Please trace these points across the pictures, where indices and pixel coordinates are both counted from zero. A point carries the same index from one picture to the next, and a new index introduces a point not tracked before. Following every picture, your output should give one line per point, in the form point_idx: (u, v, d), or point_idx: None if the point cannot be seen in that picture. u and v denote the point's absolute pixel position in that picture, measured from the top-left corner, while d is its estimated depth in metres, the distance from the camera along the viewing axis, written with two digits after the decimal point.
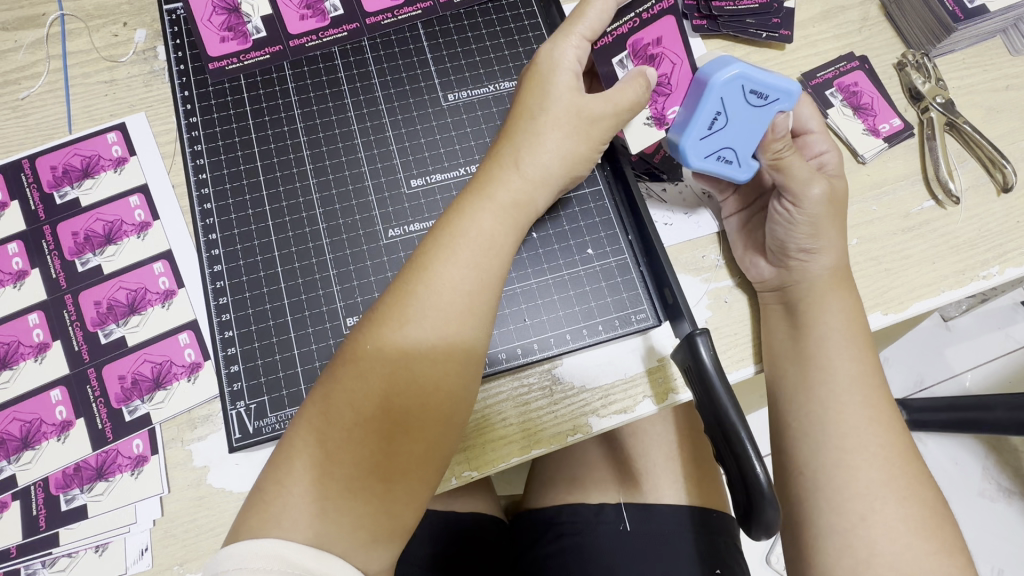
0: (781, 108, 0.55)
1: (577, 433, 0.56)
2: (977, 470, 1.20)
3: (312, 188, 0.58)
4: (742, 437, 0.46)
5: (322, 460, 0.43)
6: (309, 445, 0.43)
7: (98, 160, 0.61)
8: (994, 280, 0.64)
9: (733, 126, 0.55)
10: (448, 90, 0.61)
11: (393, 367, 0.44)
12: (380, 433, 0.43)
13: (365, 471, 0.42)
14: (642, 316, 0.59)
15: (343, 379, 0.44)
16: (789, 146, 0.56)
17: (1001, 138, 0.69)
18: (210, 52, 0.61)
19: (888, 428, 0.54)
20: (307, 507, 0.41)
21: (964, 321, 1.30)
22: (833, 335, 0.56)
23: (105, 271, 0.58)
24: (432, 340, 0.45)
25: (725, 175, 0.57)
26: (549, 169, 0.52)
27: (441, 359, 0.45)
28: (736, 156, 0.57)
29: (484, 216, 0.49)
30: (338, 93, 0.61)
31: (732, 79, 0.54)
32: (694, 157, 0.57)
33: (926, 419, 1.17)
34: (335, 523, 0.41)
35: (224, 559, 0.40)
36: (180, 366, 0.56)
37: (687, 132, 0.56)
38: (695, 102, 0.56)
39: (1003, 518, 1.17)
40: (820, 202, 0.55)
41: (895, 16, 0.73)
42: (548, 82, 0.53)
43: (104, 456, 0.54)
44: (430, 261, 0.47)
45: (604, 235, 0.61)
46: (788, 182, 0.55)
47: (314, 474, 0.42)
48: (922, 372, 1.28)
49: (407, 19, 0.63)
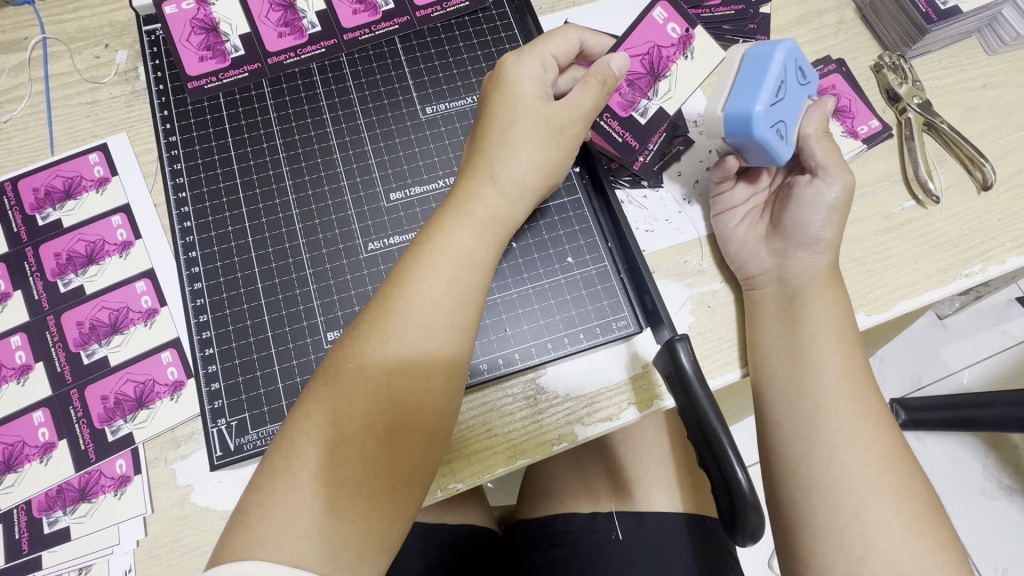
0: (807, 94, 0.59)
1: (563, 442, 0.56)
2: (977, 468, 1.20)
3: (291, 204, 0.57)
4: (724, 444, 0.46)
5: (307, 480, 0.42)
6: (293, 464, 0.43)
7: (80, 181, 0.62)
8: (976, 277, 0.65)
9: (788, 100, 0.56)
10: (426, 104, 0.60)
11: (376, 383, 0.44)
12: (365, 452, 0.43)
13: (351, 488, 0.42)
14: (623, 323, 0.58)
15: (327, 398, 0.44)
16: (819, 132, 0.59)
17: (979, 136, 0.70)
18: (188, 71, 0.59)
19: (879, 422, 0.54)
20: (291, 527, 0.41)
21: (960, 318, 1.30)
22: (815, 336, 0.56)
23: (88, 291, 0.59)
24: (413, 356, 0.45)
25: (777, 151, 0.57)
26: (525, 182, 0.52)
27: (425, 375, 0.45)
28: (785, 132, 0.57)
29: (463, 232, 0.49)
30: (318, 109, 0.60)
31: (788, 53, 0.55)
32: (763, 125, 0.54)
33: (925, 417, 1.18)
34: (317, 544, 0.41)
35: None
36: (163, 385, 0.56)
37: (759, 99, 0.54)
38: (759, 73, 0.55)
39: (1010, 518, 1.17)
40: (845, 189, 0.57)
41: (870, 18, 0.73)
42: (511, 101, 0.53)
43: (87, 476, 0.54)
44: (412, 276, 0.47)
45: (584, 243, 0.61)
46: (826, 163, 0.58)
47: (298, 496, 0.42)
48: (919, 372, 1.29)
49: (385, 33, 0.62)
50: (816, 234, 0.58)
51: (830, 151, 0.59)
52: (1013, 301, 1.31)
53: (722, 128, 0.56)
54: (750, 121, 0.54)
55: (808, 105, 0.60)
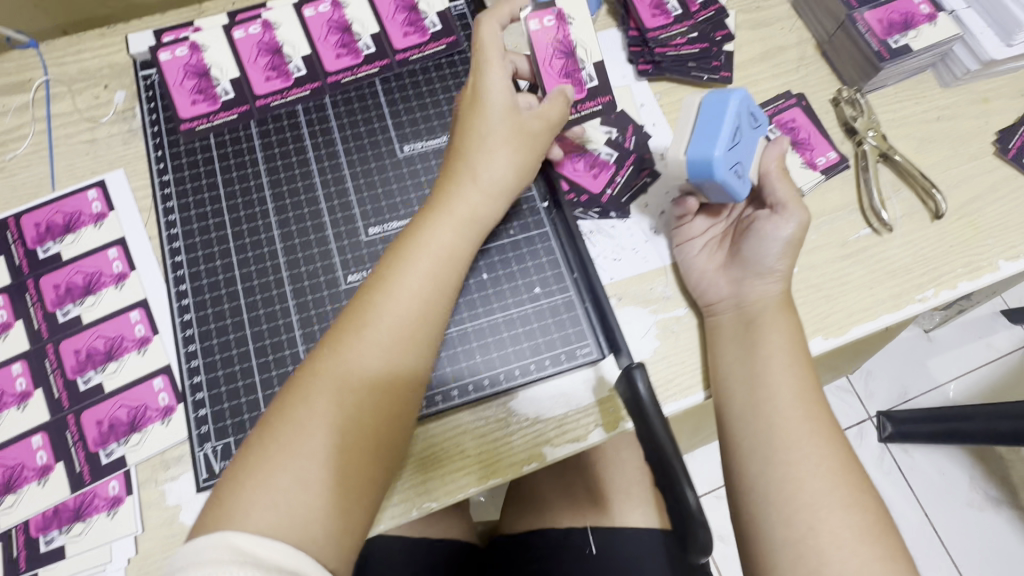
0: (763, 136, 0.64)
1: (533, 462, 0.59)
2: (964, 479, 1.36)
3: (276, 238, 0.60)
4: (674, 463, 0.48)
5: (281, 460, 0.45)
6: (270, 445, 0.46)
7: (79, 216, 0.66)
8: (929, 302, 0.68)
9: (744, 143, 0.61)
10: (404, 143, 0.64)
11: (356, 367, 0.48)
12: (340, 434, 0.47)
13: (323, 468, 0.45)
14: (587, 350, 0.62)
15: (306, 383, 0.48)
16: (778, 172, 0.63)
17: (933, 167, 0.73)
18: (180, 113, 0.63)
19: (829, 441, 0.57)
20: (266, 504, 0.44)
21: (945, 332, 1.44)
22: (769, 359, 0.59)
23: (85, 321, 0.62)
24: (389, 345, 0.50)
25: (738, 189, 0.61)
26: (501, 186, 0.56)
27: (398, 364, 0.50)
28: (743, 172, 0.61)
29: (441, 230, 0.53)
30: (301, 148, 0.63)
31: (743, 100, 0.60)
32: (722, 168, 0.59)
33: (911, 430, 1.32)
34: (289, 521, 0.43)
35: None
36: (154, 410, 0.59)
37: (716, 144, 0.58)
38: (717, 119, 0.59)
39: (989, 523, 1.32)
40: (799, 224, 0.61)
41: (829, 55, 0.77)
42: (488, 103, 0.57)
43: (82, 497, 0.57)
44: (393, 270, 0.51)
45: (551, 274, 0.64)
46: (784, 200, 0.61)
47: (274, 474, 0.45)
48: (906, 384, 1.42)
49: (366, 76, 0.66)
50: (770, 266, 0.62)
51: (789, 190, 0.62)
52: (997, 313, 1.47)
53: (686, 171, 0.61)
54: (710, 164, 0.58)
55: (765, 145, 0.64)
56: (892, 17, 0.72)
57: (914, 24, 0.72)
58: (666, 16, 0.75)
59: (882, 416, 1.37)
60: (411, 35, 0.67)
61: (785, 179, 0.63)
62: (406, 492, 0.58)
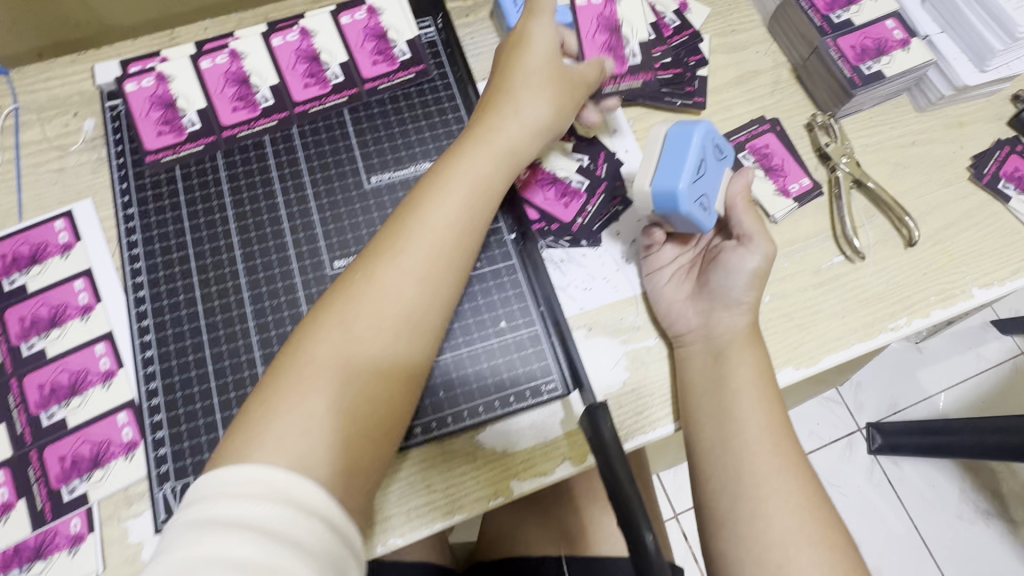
0: (729, 167, 0.64)
1: (499, 497, 0.59)
2: (954, 491, 1.35)
3: (240, 272, 0.60)
4: (635, 505, 0.48)
5: (314, 378, 0.46)
6: (304, 366, 0.47)
7: (46, 247, 0.65)
8: (902, 330, 0.67)
9: (710, 175, 0.60)
10: (371, 173, 0.64)
11: (394, 287, 0.50)
12: (374, 358, 0.49)
13: (358, 390, 0.47)
14: (552, 386, 0.61)
15: (343, 305, 0.50)
16: (746, 202, 0.63)
17: (907, 193, 0.73)
18: (146, 145, 0.63)
19: (797, 475, 0.56)
20: (300, 423, 0.44)
21: (936, 343, 1.44)
22: (737, 391, 0.59)
23: (49, 354, 0.62)
24: (422, 273, 0.52)
25: (704, 222, 0.61)
26: (537, 129, 0.60)
27: (433, 288, 0.52)
28: (709, 204, 0.61)
29: (479, 161, 0.57)
30: (268, 180, 0.63)
31: (706, 133, 0.60)
32: (687, 201, 0.58)
33: (899, 442, 1.32)
34: (324, 442, 0.45)
35: (229, 510, 0.39)
36: (117, 445, 0.59)
37: (680, 177, 0.58)
38: (680, 153, 0.59)
39: (982, 537, 1.32)
40: (766, 256, 0.61)
41: (804, 79, 0.77)
42: (532, 47, 0.61)
43: (44, 535, 0.57)
44: (432, 195, 0.54)
45: (516, 308, 0.64)
46: (751, 231, 0.61)
47: (307, 394, 0.46)
48: (895, 396, 1.41)
49: (334, 105, 0.66)
50: (738, 297, 0.61)
51: (757, 221, 0.62)
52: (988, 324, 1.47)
53: (651, 203, 0.61)
54: (674, 198, 0.58)
55: (732, 176, 0.64)
56: (865, 43, 0.72)
57: (887, 49, 0.72)
58: (642, 34, 0.72)
59: (872, 428, 1.37)
60: (380, 64, 0.67)
61: (753, 210, 0.63)
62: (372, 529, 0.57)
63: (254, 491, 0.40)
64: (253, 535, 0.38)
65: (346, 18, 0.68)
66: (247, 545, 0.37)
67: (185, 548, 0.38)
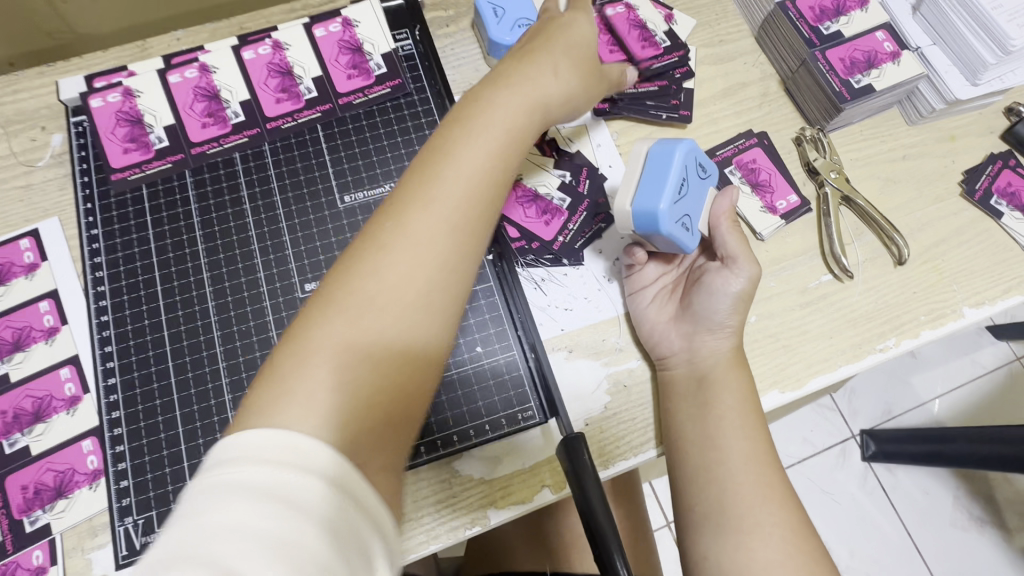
0: (712, 186, 0.62)
1: (475, 526, 0.57)
2: (948, 500, 1.34)
3: (208, 295, 0.58)
4: (609, 540, 0.46)
5: (335, 342, 0.39)
6: (335, 313, 0.40)
7: (10, 267, 0.64)
8: (890, 351, 0.66)
9: (692, 194, 0.59)
10: (345, 192, 0.62)
11: (424, 237, 0.43)
12: (412, 305, 0.42)
13: (393, 343, 0.41)
14: (529, 414, 0.60)
15: (364, 259, 0.42)
16: (731, 221, 0.61)
17: (897, 209, 0.71)
18: (111, 163, 0.61)
19: (782, 506, 0.54)
20: (328, 381, 0.38)
21: (930, 351, 1.42)
22: (721, 417, 0.57)
23: (13, 379, 0.60)
24: (462, 211, 0.45)
25: (686, 242, 0.59)
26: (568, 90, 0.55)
27: (465, 244, 0.45)
28: (691, 224, 0.59)
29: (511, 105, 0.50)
30: (238, 199, 0.61)
31: (689, 151, 0.58)
32: (668, 221, 0.57)
33: (892, 450, 1.31)
34: (354, 402, 0.38)
35: (241, 476, 0.32)
36: (82, 474, 0.57)
37: (661, 197, 0.56)
38: (661, 172, 0.57)
39: (974, 545, 1.31)
40: (750, 279, 0.59)
41: (793, 92, 0.75)
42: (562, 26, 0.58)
43: (5, 566, 0.55)
44: (463, 135, 0.47)
45: (493, 332, 0.62)
46: (735, 252, 0.59)
47: (337, 348, 0.39)
48: (890, 403, 1.40)
49: (307, 121, 0.64)
50: (721, 321, 0.60)
51: (741, 242, 0.60)
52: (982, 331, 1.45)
53: (631, 223, 0.59)
54: (655, 218, 0.56)
55: (717, 195, 0.62)
56: (854, 55, 0.70)
57: (877, 62, 0.70)
58: (625, 53, 0.73)
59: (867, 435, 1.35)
60: (355, 78, 0.65)
61: (738, 230, 0.61)
62: None
63: (271, 455, 0.33)
64: (276, 506, 0.32)
65: (320, 30, 0.66)
66: (267, 517, 0.31)
67: (200, 519, 0.31)
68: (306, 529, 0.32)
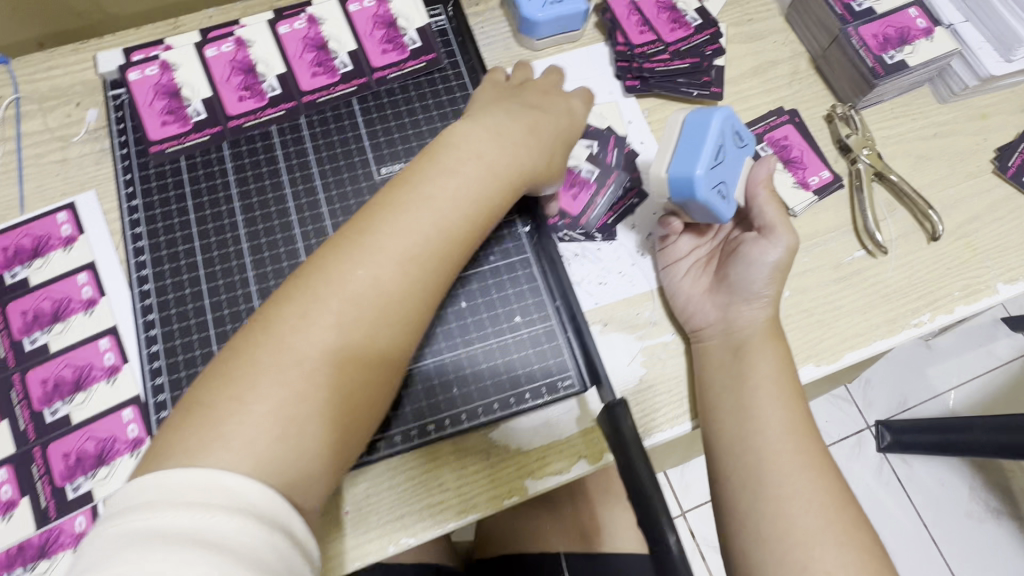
0: (748, 156, 0.62)
1: (513, 496, 0.57)
2: (964, 490, 1.34)
3: (248, 265, 0.59)
4: (654, 503, 0.46)
5: (280, 380, 0.43)
6: (282, 353, 0.44)
7: (48, 240, 0.64)
8: (925, 327, 0.66)
9: (728, 162, 0.59)
10: (381, 164, 0.63)
11: (371, 291, 0.46)
12: (351, 351, 0.45)
13: (334, 395, 0.44)
14: (568, 382, 0.60)
15: (313, 305, 0.45)
16: (767, 191, 0.61)
17: (930, 186, 0.71)
18: (150, 135, 0.61)
19: (821, 474, 0.54)
20: (265, 429, 0.42)
21: (945, 341, 1.42)
22: (761, 385, 0.57)
23: (53, 349, 0.60)
24: (411, 270, 0.48)
25: (722, 211, 0.59)
26: (531, 147, 0.56)
27: (407, 303, 0.48)
28: (727, 192, 0.59)
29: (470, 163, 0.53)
30: (275, 171, 0.61)
31: (726, 119, 0.58)
32: (705, 187, 0.56)
33: (909, 441, 1.30)
34: (291, 450, 0.42)
35: (163, 521, 0.36)
36: (123, 442, 0.58)
37: (698, 162, 0.56)
38: (698, 138, 0.57)
39: (990, 536, 1.31)
40: (788, 249, 0.59)
41: (824, 69, 0.75)
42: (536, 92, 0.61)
43: (47, 533, 0.55)
44: (427, 189, 0.50)
45: (532, 302, 0.62)
46: (773, 222, 0.59)
47: (278, 396, 0.42)
48: (905, 395, 1.39)
49: (342, 95, 0.64)
50: (758, 291, 0.60)
51: (778, 212, 0.60)
52: (998, 321, 1.45)
53: (666, 189, 0.59)
54: (691, 183, 0.56)
55: (752, 165, 0.62)
56: (887, 32, 0.70)
57: (910, 39, 0.70)
58: (656, 34, 0.73)
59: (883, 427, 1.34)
60: (390, 52, 0.65)
61: (774, 200, 0.61)
62: (382, 527, 0.56)
63: (195, 498, 0.37)
64: (205, 551, 0.35)
65: (354, 5, 0.66)
66: (198, 565, 0.34)
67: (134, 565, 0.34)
68: (233, 563, 0.35)
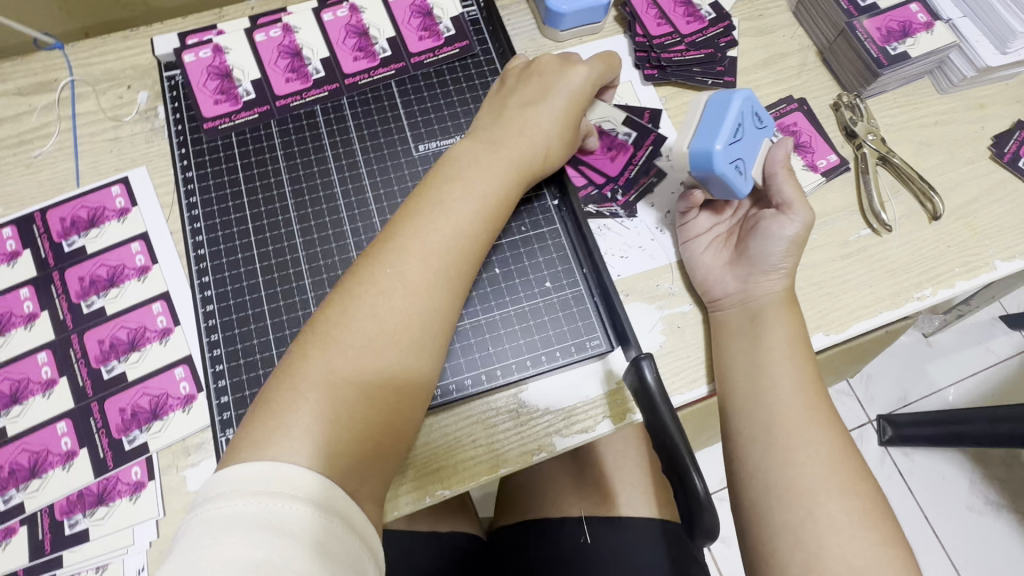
0: (766, 137, 0.66)
1: (543, 452, 0.61)
2: (964, 483, 1.37)
3: (295, 233, 0.63)
4: (681, 451, 0.50)
5: (331, 377, 0.46)
6: (330, 351, 0.47)
7: (103, 211, 0.68)
8: (927, 300, 0.70)
9: (746, 140, 0.63)
10: (419, 142, 0.67)
11: (406, 289, 0.50)
12: (392, 343, 0.49)
13: (374, 388, 0.48)
14: (595, 342, 0.64)
15: (354, 306, 0.49)
16: (784, 170, 0.65)
17: (930, 170, 0.76)
18: (204, 112, 0.66)
19: (827, 429, 0.58)
20: (318, 416, 0.45)
21: (945, 337, 1.46)
22: (774, 347, 0.61)
23: (109, 312, 0.64)
24: (438, 265, 0.52)
25: (739, 186, 0.63)
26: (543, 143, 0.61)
27: (438, 298, 0.52)
28: (744, 168, 0.63)
29: (489, 172, 0.57)
30: (319, 148, 0.66)
31: (745, 100, 0.62)
32: (722, 162, 0.61)
33: (911, 434, 1.33)
34: (340, 434, 0.45)
35: (231, 509, 0.39)
36: (175, 398, 0.61)
37: (716, 138, 0.60)
38: (719, 116, 0.61)
39: (989, 527, 1.34)
40: (804, 225, 0.63)
41: (830, 62, 0.80)
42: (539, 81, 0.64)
43: (105, 482, 0.59)
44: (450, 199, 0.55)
45: (561, 269, 0.67)
46: (790, 199, 0.64)
47: (329, 388, 0.46)
48: (906, 390, 1.43)
49: (381, 78, 0.68)
50: (775, 264, 0.64)
51: (795, 190, 0.64)
52: (996, 318, 1.49)
53: (688, 164, 0.63)
54: (709, 158, 0.60)
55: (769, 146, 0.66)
56: (890, 25, 0.75)
57: (912, 32, 0.75)
58: (672, 26, 0.78)
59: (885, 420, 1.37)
60: (426, 39, 0.70)
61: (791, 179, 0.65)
62: (418, 480, 0.59)
63: (262, 489, 0.40)
64: (268, 531, 0.38)
65: None
66: (262, 544, 0.37)
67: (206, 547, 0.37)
68: (296, 543, 0.38)
